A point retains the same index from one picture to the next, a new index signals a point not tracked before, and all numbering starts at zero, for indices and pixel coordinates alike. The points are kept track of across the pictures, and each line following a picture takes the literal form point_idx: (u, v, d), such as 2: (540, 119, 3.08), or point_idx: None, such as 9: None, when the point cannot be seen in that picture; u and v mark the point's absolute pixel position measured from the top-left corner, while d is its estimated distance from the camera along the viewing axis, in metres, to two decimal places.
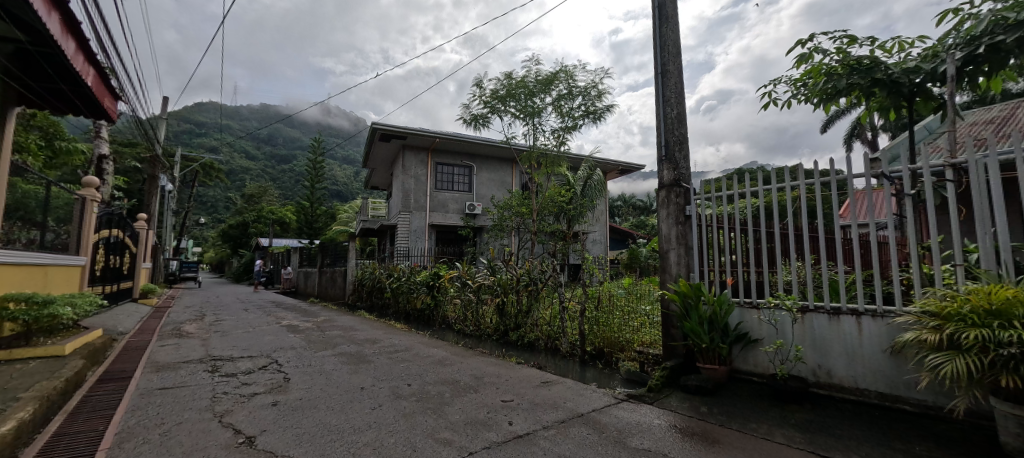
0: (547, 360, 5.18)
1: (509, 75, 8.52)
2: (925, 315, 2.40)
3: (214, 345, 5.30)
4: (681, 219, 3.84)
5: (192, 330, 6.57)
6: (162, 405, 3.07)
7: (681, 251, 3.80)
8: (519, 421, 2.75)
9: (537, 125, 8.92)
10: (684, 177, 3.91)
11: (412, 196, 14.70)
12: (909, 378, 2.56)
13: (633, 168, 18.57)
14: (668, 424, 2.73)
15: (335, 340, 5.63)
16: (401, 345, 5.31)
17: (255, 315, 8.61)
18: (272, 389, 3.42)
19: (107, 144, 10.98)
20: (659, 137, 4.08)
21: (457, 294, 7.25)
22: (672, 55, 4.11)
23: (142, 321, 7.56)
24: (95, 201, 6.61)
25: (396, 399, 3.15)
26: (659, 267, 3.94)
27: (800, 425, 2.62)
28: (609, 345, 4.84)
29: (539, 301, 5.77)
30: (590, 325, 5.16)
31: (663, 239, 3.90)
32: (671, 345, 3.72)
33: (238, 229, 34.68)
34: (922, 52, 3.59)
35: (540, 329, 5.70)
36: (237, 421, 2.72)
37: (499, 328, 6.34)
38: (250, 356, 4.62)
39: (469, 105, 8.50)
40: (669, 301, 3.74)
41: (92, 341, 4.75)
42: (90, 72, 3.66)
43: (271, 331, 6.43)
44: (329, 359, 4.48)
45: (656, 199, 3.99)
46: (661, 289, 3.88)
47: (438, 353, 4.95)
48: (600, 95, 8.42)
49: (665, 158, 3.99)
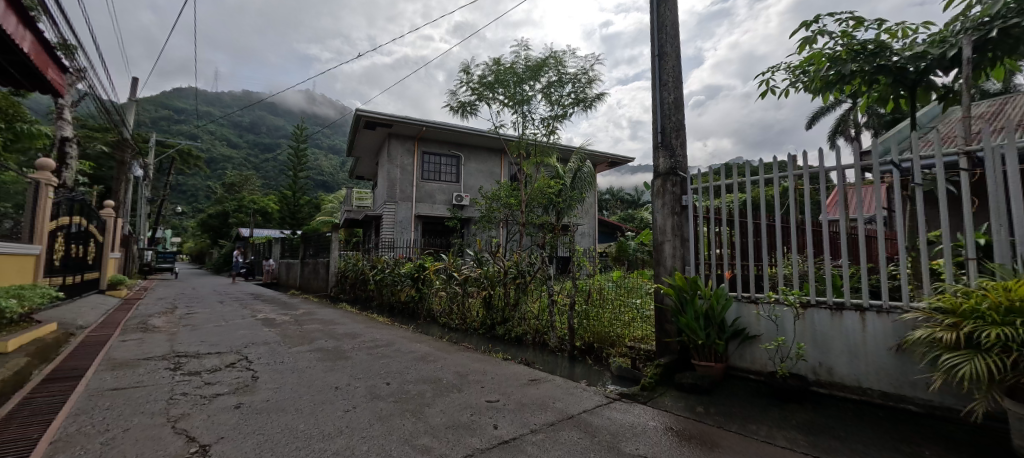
0: (535, 355, 4.99)
1: (497, 61, 8.24)
2: (936, 311, 2.27)
3: (182, 340, 4.98)
4: (677, 209, 3.65)
5: (160, 323, 6.21)
6: (110, 409, 2.77)
7: (676, 243, 3.61)
8: (505, 424, 2.55)
9: (526, 114, 8.66)
10: (681, 165, 3.74)
11: (398, 185, 14.33)
12: (916, 378, 2.44)
13: (622, 160, 18.44)
14: (664, 427, 2.56)
15: (312, 334, 5.35)
16: (382, 340, 5.06)
17: (231, 308, 8.25)
18: (237, 390, 3.15)
19: (71, 126, 10.36)
20: (656, 123, 3.88)
21: (442, 286, 7.02)
22: (670, 37, 3.91)
23: (108, 314, 7.14)
24: (51, 186, 6.02)
25: (373, 400, 2.92)
26: (653, 260, 3.75)
27: (802, 426, 2.47)
28: (599, 340, 4.68)
29: (527, 295, 5.57)
30: (579, 319, 4.99)
31: (657, 230, 3.71)
32: (664, 341, 3.56)
33: (219, 218, 33.64)
34: (929, 37, 3.42)
35: (527, 323, 5.52)
36: (193, 427, 2.46)
37: (485, 322, 6.13)
38: (218, 352, 4.32)
39: (456, 91, 8.19)
40: (664, 295, 3.58)
41: (44, 337, 4.39)
42: (27, 37, 3.28)
43: (245, 324, 6.11)
44: (304, 355, 4.21)
45: (651, 189, 3.80)
46: (655, 282, 3.71)
47: (421, 348, 4.71)
48: (591, 82, 8.18)
49: (662, 145, 3.79)
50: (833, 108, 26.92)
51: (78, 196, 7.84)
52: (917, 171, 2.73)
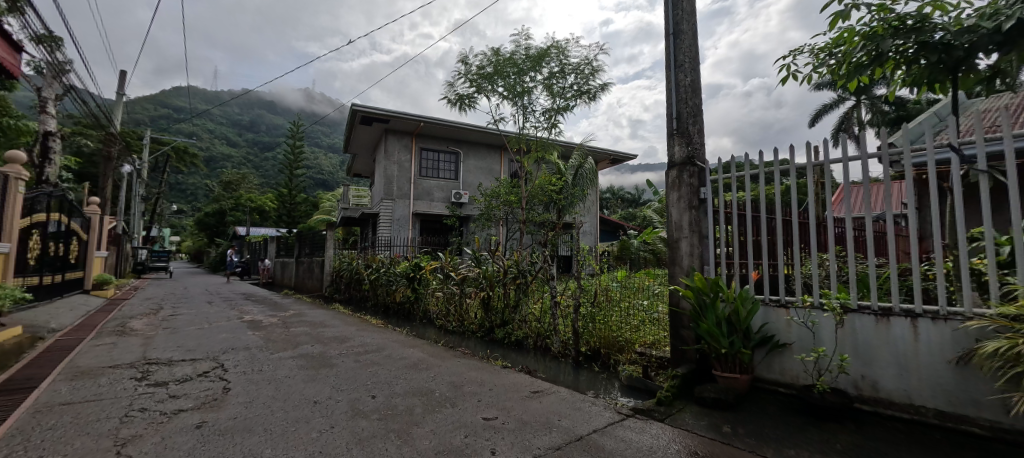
0: (536, 361, 4.65)
1: (497, 50, 7.87)
2: (1013, 320, 1.93)
3: (157, 345, 4.63)
4: (694, 203, 3.30)
5: (139, 326, 5.83)
6: (52, 429, 2.42)
7: (693, 241, 3.26)
8: (504, 449, 2.19)
9: (527, 106, 8.33)
10: (698, 154, 3.38)
11: (395, 182, 13.97)
12: (980, 396, 2.11)
13: (623, 157, 18.04)
14: (688, 452, 2.20)
15: (298, 339, 4.99)
16: (373, 345, 4.70)
17: (217, 309, 7.90)
18: (202, 405, 2.79)
19: (54, 120, 9.99)
20: (670, 108, 3.54)
21: (439, 287, 6.68)
22: (686, 12, 3.55)
23: (86, 316, 6.77)
24: (21, 180, 5.63)
25: (353, 418, 2.57)
26: (667, 259, 3.40)
27: (850, 452, 2.11)
28: (606, 345, 4.34)
29: (528, 295, 5.22)
30: (584, 322, 4.65)
31: (672, 227, 3.37)
32: (680, 350, 3.21)
33: (215, 217, 33.24)
34: (980, 10, 3.06)
35: (528, 326, 5.18)
36: (141, 453, 2.12)
37: (483, 325, 5.80)
38: (192, 359, 3.97)
39: (453, 83, 7.84)
40: (680, 298, 3.23)
41: (2, 342, 4.03)
42: None
43: (229, 327, 5.75)
44: (285, 363, 3.86)
45: (665, 181, 3.45)
46: (670, 284, 3.36)
47: (414, 354, 4.35)
48: (594, 73, 7.83)
49: (677, 132, 3.44)
50: (837, 106, 26.55)
51: (59, 191, 7.50)
52: (981, 157, 2.32)
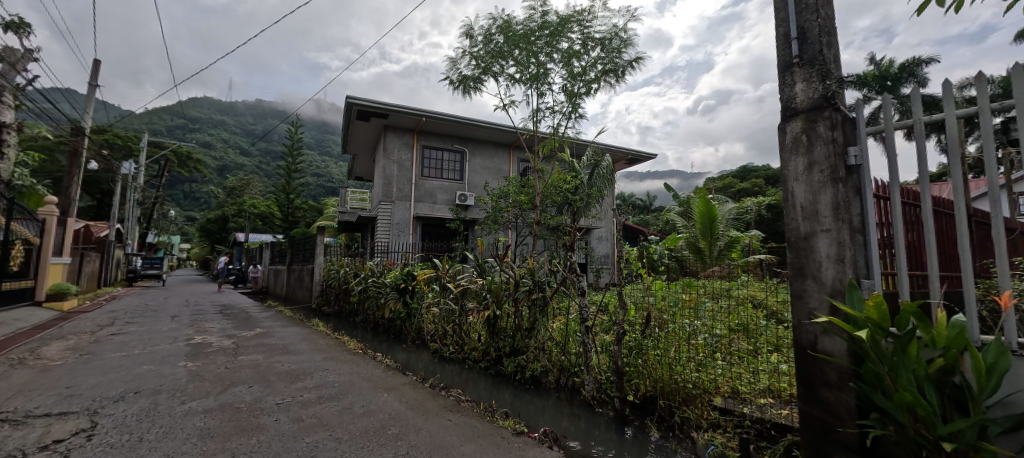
0: (559, 412, 3.32)
1: (508, 19, 6.61)
2: None
3: (43, 384, 3.40)
4: (841, 170, 1.92)
5: (53, 351, 4.61)
6: None
7: (841, 236, 1.89)
8: None
9: (543, 89, 7.10)
10: (840, 94, 2.01)
11: (394, 184, 12.78)
12: None
13: (643, 157, 16.71)
14: None
15: (240, 374, 3.72)
16: (334, 387, 3.41)
17: (173, 325, 6.67)
18: None
19: (10, 110, 8.89)
20: (785, 27, 2.22)
21: (434, 301, 5.39)
22: None
23: (7, 335, 5.57)
24: None
25: None
26: (793, 268, 2.07)
27: None
28: (666, 394, 2.95)
29: (545, 314, 3.90)
30: (630, 356, 3.28)
31: (801, 214, 2.05)
32: (838, 430, 1.84)
33: (217, 224, 32.72)
34: None
35: (548, 356, 3.85)
36: None
37: (489, 353, 4.49)
38: (63, 414, 2.72)
39: (455, 60, 6.63)
40: (833, 336, 1.86)
41: None
42: None
43: (162, 354, 4.49)
44: (185, 425, 2.54)
45: (783, 142, 2.15)
46: (805, 309, 2.00)
47: (387, 404, 3.03)
48: (624, 44, 6.53)
49: (801, 62, 2.12)
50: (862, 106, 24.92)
51: None
52: None
